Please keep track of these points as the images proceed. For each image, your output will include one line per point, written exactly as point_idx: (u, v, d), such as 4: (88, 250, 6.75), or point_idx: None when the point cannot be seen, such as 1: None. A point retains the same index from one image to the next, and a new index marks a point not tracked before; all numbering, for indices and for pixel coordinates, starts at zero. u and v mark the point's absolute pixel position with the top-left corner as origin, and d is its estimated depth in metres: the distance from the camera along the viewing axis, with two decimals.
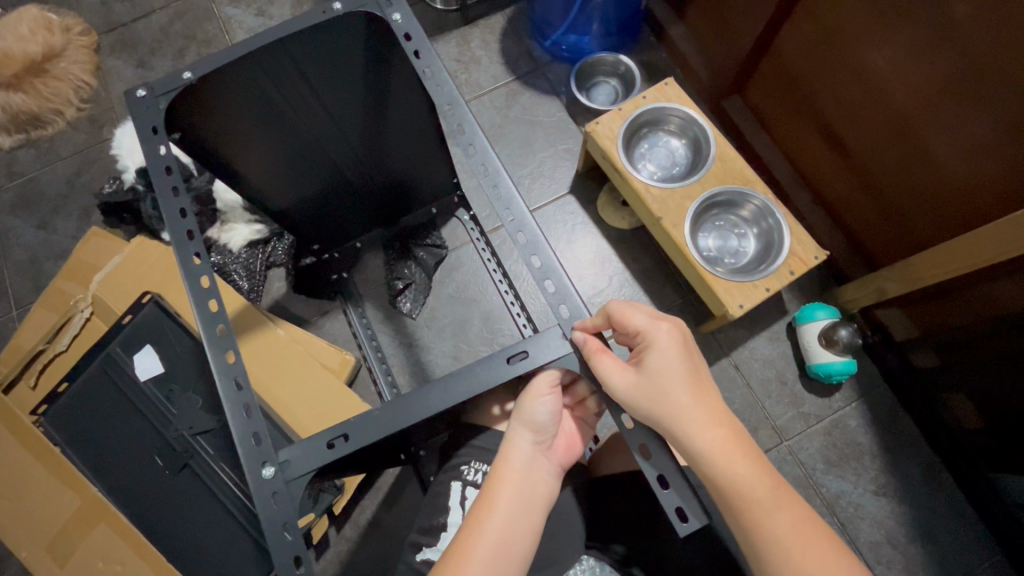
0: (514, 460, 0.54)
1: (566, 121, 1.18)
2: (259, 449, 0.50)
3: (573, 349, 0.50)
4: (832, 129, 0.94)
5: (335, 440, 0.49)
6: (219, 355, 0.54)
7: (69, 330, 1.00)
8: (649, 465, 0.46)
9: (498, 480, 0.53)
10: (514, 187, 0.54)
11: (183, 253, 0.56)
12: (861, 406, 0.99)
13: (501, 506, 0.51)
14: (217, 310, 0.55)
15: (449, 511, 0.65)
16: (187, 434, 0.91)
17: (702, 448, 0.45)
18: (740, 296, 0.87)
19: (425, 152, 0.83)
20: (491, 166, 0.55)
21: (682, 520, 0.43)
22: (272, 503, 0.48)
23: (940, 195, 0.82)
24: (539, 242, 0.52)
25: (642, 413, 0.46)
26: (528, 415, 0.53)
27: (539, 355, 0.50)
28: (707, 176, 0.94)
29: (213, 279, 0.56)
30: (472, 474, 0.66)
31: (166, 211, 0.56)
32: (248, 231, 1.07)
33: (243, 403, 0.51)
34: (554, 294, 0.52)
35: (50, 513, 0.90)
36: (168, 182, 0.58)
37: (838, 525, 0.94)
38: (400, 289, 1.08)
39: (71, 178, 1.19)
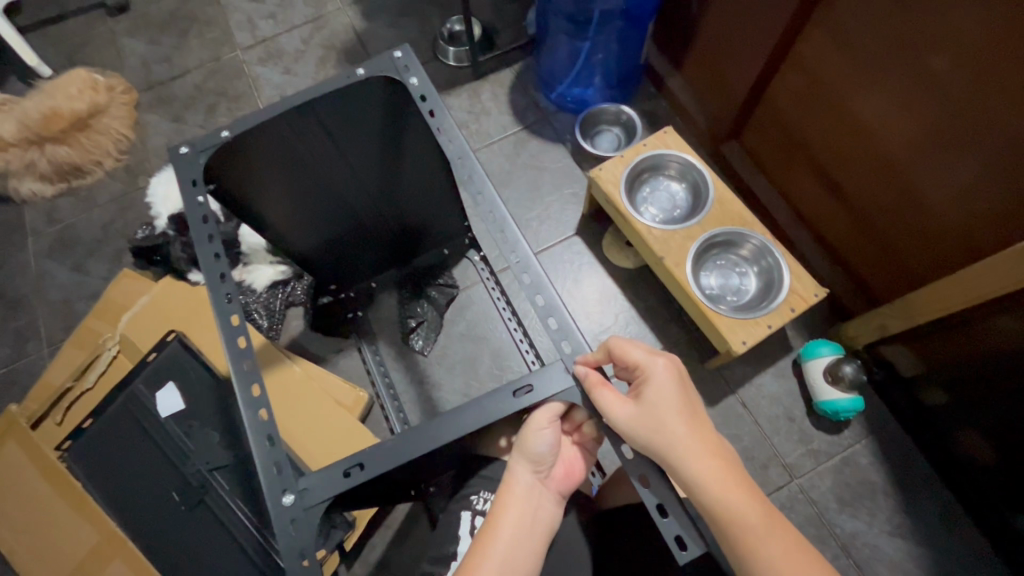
0: (516, 489, 0.56)
1: (572, 166, 1.24)
2: (279, 477, 0.52)
3: (576, 383, 0.53)
4: (827, 171, 0.98)
5: (352, 469, 0.52)
6: (246, 387, 0.57)
7: (97, 367, 1.05)
8: (649, 494, 0.48)
9: (500, 509, 0.55)
10: (520, 232, 0.58)
11: (215, 294, 0.61)
12: (871, 443, 0.99)
13: (503, 533, 0.53)
14: (245, 346, 0.59)
15: (458, 541, 0.67)
16: (204, 470, 0.93)
17: (697, 478, 0.47)
18: (742, 333, 0.90)
19: (437, 198, 0.88)
20: (499, 214, 0.59)
21: (682, 548, 0.46)
22: (291, 530, 0.51)
23: (932, 234, 0.85)
24: (543, 282, 0.56)
25: (641, 443, 0.49)
26: (529, 446, 0.55)
27: (544, 388, 0.53)
28: (707, 218, 0.98)
29: (242, 316, 0.60)
30: (480, 503, 0.68)
31: (201, 255, 0.62)
32: (272, 271, 1.13)
33: (266, 433, 0.54)
34: (557, 330, 0.55)
35: (70, 548, 0.93)
36: (205, 229, 0.63)
37: (854, 567, 0.93)
38: (412, 327, 1.11)
39: (106, 223, 1.27)
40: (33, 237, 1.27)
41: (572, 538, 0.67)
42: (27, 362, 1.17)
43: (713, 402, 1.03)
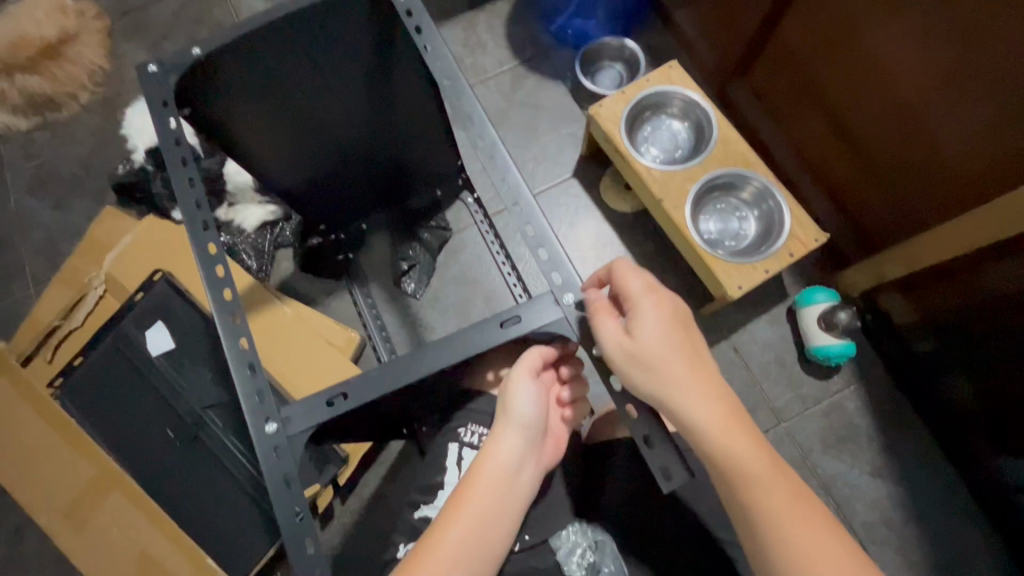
0: (504, 455, 0.56)
1: (571, 105, 1.19)
2: (262, 406, 0.52)
3: (564, 315, 0.53)
4: (835, 112, 0.94)
5: (335, 399, 0.51)
6: (225, 317, 0.55)
7: (84, 307, 1.03)
8: (635, 426, 0.50)
9: (482, 468, 0.55)
10: (510, 159, 0.58)
11: (192, 222, 0.58)
12: (860, 389, 1.00)
13: (481, 483, 0.54)
14: (223, 276, 0.57)
15: (445, 471, 0.67)
16: (197, 408, 0.94)
17: (686, 415, 0.47)
18: (738, 277, 0.88)
19: (428, 133, 0.84)
20: (488, 139, 0.59)
21: (666, 478, 0.47)
22: (271, 456, 0.51)
23: (943, 178, 0.82)
24: (533, 212, 0.56)
25: (633, 378, 0.48)
26: (514, 410, 0.57)
27: (531, 320, 0.52)
28: (709, 159, 0.94)
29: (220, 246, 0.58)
30: (468, 436, 0.68)
31: (176, 181, 0.58)
32: (263, 211, 1.10)
33: (249, 363, 0.53)
34: (546, 261, 0.54)
35: (69, 481, 0.94)
36: (178, 155, 0.60)
37: (834, 505, 0.95)
38: (404, 270, 1.09)
39: (85, 159, 1.22)
40: (10, 173, 1.23)
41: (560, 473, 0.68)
42: (13, 301, 1.15)
43: (705, 348, 1.03)
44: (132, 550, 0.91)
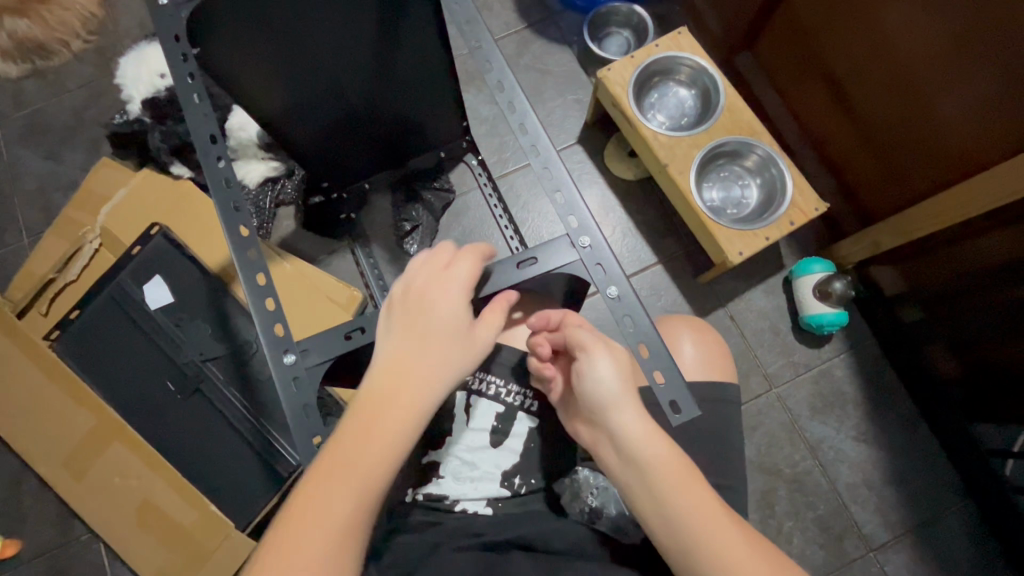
0: (421, 385, 0.48)
1: (577, 71, 1.18)
2: (282, 339, 0.58)
3: (578, 257, 0.57)
4: (839, 82, 0.94)
5: (353, 332, 0.58)
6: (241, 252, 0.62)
7: (79, 260, 1.01)
8: (646, 364, 0.53)
9: (385, 391, 0.48)
10: (529, 105, 0.61)
11: (208, 158, 0.65)
12: (849, 357, 1.03)
13: (364, 412, 0.47)
14: (247, 235, 0.63)
15: (452, 418, 0.64)
16: (198, 361, 0.94)
17: (640, 424, 0.50)
18: (740, 244, 0.90)
19: (435, 88, 0.84)
20: (507, 83, 0.62)
21: (676, 412, 0.52)
22: (293, 386, 0.56)
23: (941, 154, 0.83)
24: (552, 157, 0.60)
25: (607, 378, 0.51)
26: (453, 331, 0.50)
27: (546, 261, 0.58)
28: (715, 126, 0.95)
29: (233, 181, 0.65)
30: (477, 383, 0.65)
31: (192, 119, 0.66)
32: (266, 167, 1.09)
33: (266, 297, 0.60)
34: (562, 203, 0.58)
35: (68, 431, 0.94)
36: (199, 108, 0.67)
37: (819, 467, 0.98)
38: (407, 231, 1.10)
39: (79, 110, 1.19)
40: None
41: None
42: (5, 252, 1.13)
43: (701, 315, 1.05)
44: (133, 498, 0.92)
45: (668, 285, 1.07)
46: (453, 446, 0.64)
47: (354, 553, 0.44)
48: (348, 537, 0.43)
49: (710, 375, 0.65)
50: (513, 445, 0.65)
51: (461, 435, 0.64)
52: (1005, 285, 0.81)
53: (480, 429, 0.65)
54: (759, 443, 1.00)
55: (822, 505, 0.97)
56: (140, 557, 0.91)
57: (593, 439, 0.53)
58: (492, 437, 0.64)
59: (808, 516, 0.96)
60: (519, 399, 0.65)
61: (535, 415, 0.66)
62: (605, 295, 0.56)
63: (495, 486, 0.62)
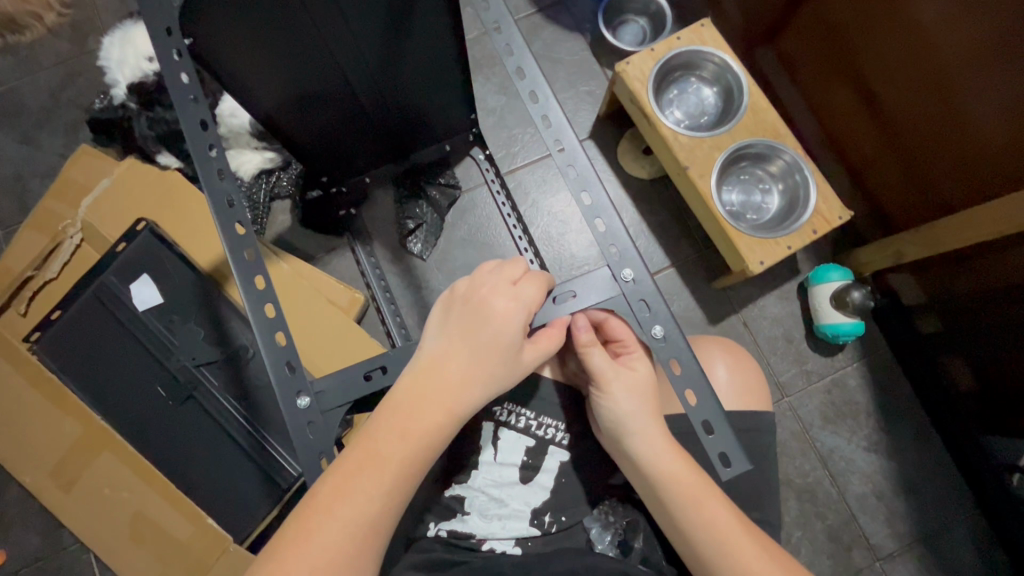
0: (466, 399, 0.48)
1: (590, 60, 1.12)
2: (293, 378, 0.56)
3: (619, 291, 0.54)
4: (867, 83, 0.90)
5: (374, 372, 0.56)
6: (247, 279, 0.59)
7: (59, 257, 0.95)
8: (694, 413, 0.51)
9: (432, 401, 0.47)
10: (566, 120, 0.58)
11: (205, 165, 0.60)
12: (862, 366, 1.01)
13: (399, 410, 0.47)
14: (253, 259, 0.59)
15: (480, 450, 0.65)
16: (191, 366, 0.89)
17: (652, 445, 0.53)
18: (761, 253, 0.86)
19: (445, 79, 0.78)
20: (542, 94, 0.58)
21: (726, 465, 0.50)
22: (308, 432, 0.54)
23: (982, 164, 0.79)
24: (589, 177, 0.57)
25: (621, 403, 0.55)
26: (508, 349, 0.49)
27: (585, 295, 0.55)
28: (738, 127, 0.90)
29: (234, 193, 0.60)
30: (505, 415, 0.65)
31: (185, 121, 0.60)
32: (260, 158, 1.02)
33: (275, 331, 0.57)
34: (603, 231, 0.56)
35: (55, 440, 0.90)
36: (193, 109, 0.61)
37: (829, 477, 0.98)
38: (410, 229, 1.04)
39: (55, 90, 1.11)
40: None
41: (584, 451, 0.66)
42: None
43: (715, 321, 1.02)
44: (126, 509, 0.88)
45: (682, 290, 1.03)
46: (481, 480, 0.64)
47: (377, 544, 0.46)
48: (373, 527, 0.45)
49: (746, 405, 0.63)
50: (543, 482, 0.65)
51: (490, 469, 0.65)
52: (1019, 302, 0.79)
53: (510, 464, 0.65)
54: None
55: (831, 515, 0.96)
56: (134, 569, 0.88)
57: (614, 450, 0.58)
58: (522, 473, 0.65)
59: (817, 526, 0.96)
60: (551, 433, 0.66)
61: (566, 450, 0.66)
62: (649, 335, 0.53)
63: (524, 525, 0.63)
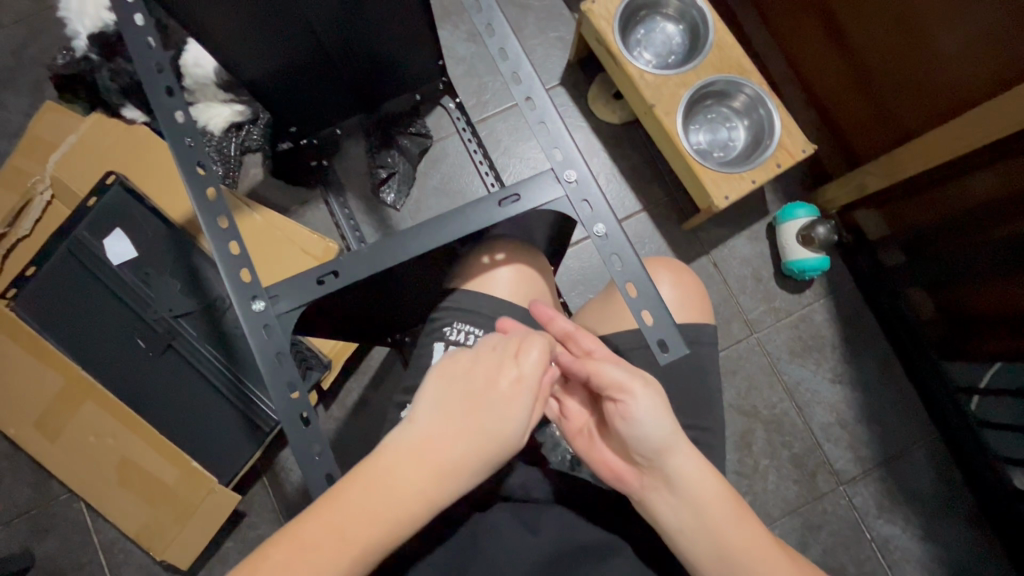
0: (453, 481, 0.45)
1: (559, 6, 1.11)
2: (249, 286, 0.56)
3: (565, 194, 0.56)
4: (831, 11, 0.89)
5: (325, 277, 0.56)
6: (198, 190, 0.59)
7: (30, 214, 0.95)
8: (635, 304, 0.54)
9: (413, 485, 0.44)
10: (510, 29, 0.58)
11: (154, 86, 0.60)
12: (829, 302, 1.04)
13: (374, 488, 0.44)
14: (205, 174, 0.60)
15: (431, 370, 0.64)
16: (169, 317, 0.91)
17: (693, 465, 0.51)
18: (726, 187, 0.88)
19: (412, 25, 0.78)
20: (485, 5, 0.58)
21: (664, 350, 0.53)
22: (264, 333, 0.55)
23: (943, 94, 0.80)
24: (535, 84, 0.58)
25: (660, 418, 0.51)
26: (502, 423, 0.46)
27: (530, 198, 0.55)
28: (703, 64, 0.91)
29: (186, 115, 0.60)
30: (455, 334, 0.64)
31: (134, 48, 0.60)
32: (230, 111, 1.01)
33: (230, 241, 0.58)
34: (547, 136, 0.57)
35: (37, 392, 0.91)
36: (140, 34, 0.61)
37: (796, 408, 1.01)
38: (382, 178, 1.05)
39: (17, 48, 1.09)
40: None
41: None
42: None
43: (685, 262, 1.04)
44: (111, 457, 0.90)
45: (652, 232, 1.05)
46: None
47: None
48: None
49: (688, 319, 0.64)
50: None
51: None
52: (994, 249, 0.81)
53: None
54: (739, 387, 1.02)
55: (797, 444, 1.00)
56: (122, 514, 0.91)
57: (640, 484, 0.52)
58: None
59: (784, 454, 1.00)
60: None
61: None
62: (593, 233, 0.55)
63: None
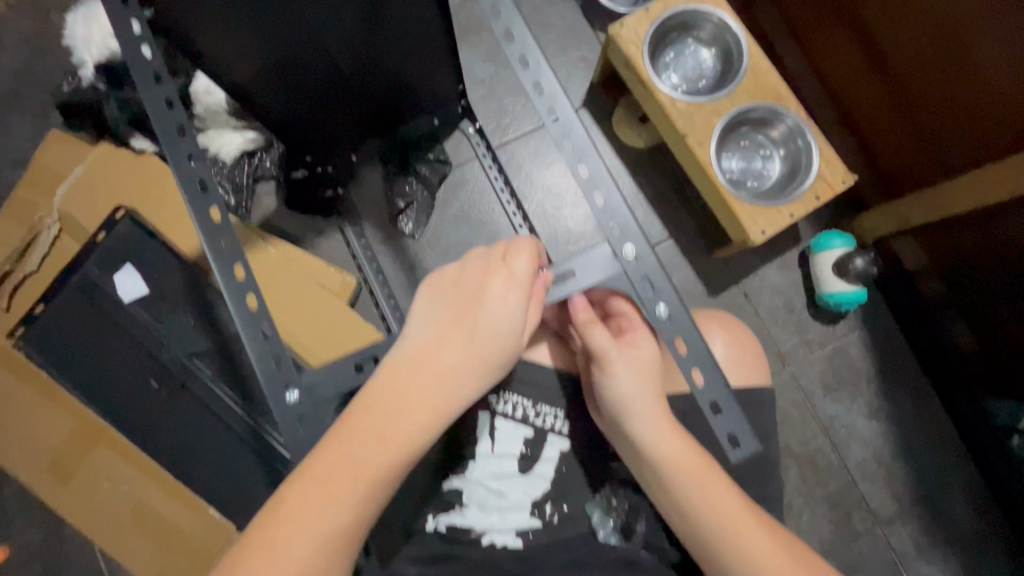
0: (458, 384, 0.49)
1: (581, 24, 1.07)
2: (282, 371, 0.55)
3: (620, 269, 0.54)
4: (870, 38, 0.85)
5: (364, 364, 0.58)
6: (226, 269, 0.57)
7: (38, 249, 0.92)
8: (702, 392, 0.52)
9: (418, 391, 0.48)
10: (560, 88, 0.57)
11: (171, 139, 0.56)
12: (864, 333, 1.00)
13: (378, 406, 0.47)
14: (230, 249, 0.57)
15: (477, 440, 0.64)
16: (182, 357, 0.87)
17: (653, 428, 0.53)
18: (763, 222, 0.83)
19: (431, 46, 0.73)
20: (535, 64, 0.57)
21: (734, 445, 0.52)
22: (300, 427, 0.55)
23: (995, 127, 0.75)
24: (588, 151, 0.57)
25: (625, 382, 0.53)
26: (495, 322, 0.50)
27: (585, 274, 0.55)
28: (738, 90, 0.86)
29: (203, 170, 0.56)
30: (501, 404, 0.65)
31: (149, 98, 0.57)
32: (243, 138, 0.97)
33: (260, 325, 0.56)
34: (602, 206, 0.56)
35: (48, 436, 0.88)
36: (156, 87, 0.58)
37: (830, 444, 0.98)
38: (401, 208, 1.01)
39: (20, 73, 1.05)
40: None
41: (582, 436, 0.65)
42: None
43: (716, 292, 1.01)
44: (125, 502, 0.87)
45: (680, 262, 1.01)
46: (478, 475, 0.63)
47: (353, 543, 0.47)
48: (345, 536, 0.46)
49: (744, 381, 0.63)
50: (543, 471, 0.64)
51: (487, 462, 0.64)
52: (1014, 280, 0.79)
53: (508, 455, 0.64)
54: None
55: (832, 482, 0.97)
56: (138, 561, 0.88)
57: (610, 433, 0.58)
58: (521, 463, 0.64)
59: (818, 492, 0.96)
60: (549, 420, 0.65)
61: (567, 438, 0.65)
62: (653, 314, 0.53)
63: (526, 517, 0.62)
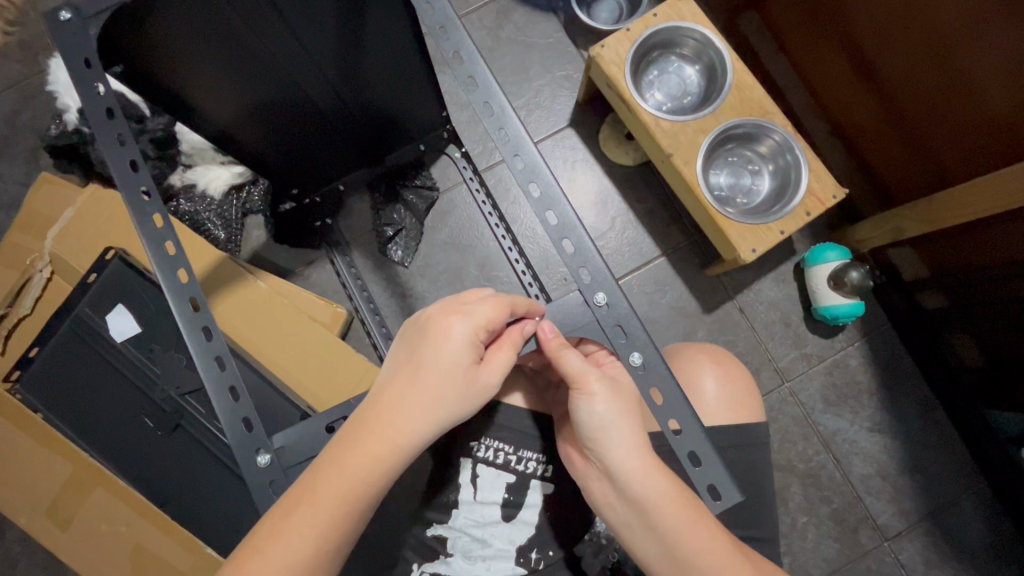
0: (406, 416, 0.46)
1: (565, 42, 1.06)
2: (251, 436, 0.55)
3: (595, 319, 0.54)
4: (860, 50, 0.84)
5: (335, 425, 0.60)
6: (195, 333, 0.55)
7: (30, 291, 0.92)
8: (681, 443, 0.51)
9: (373, 426, 0.46)
10: (525, 132, 0.54)
11: (129, 189, 0.54)
12: (863, 346, 0.98)
13: (340, 440, 0.47)
14: (199, 310, 0.55)
15: (459, 488, 0.67)
16: (174, 395, 0.86)
17: (638, 473, 0.48)
18: (751, 240, 0.82)
19: (410, 78, 0.72)
20: (498, 107, 0.55)
21: (715, 497, 0.50)
22: (271, 491, 0.54)
23: (993, 138, 0.73)
24: (556, 197, 0.54)
25: (610, 417, 0.49)
26: (448, 358, 0.48)
27: (563, 320, 0.55)
28: (722, 108, 0.85)
29: (166, 219, 0.55)
30: (483, 451, 0.67)
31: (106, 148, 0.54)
32: (228, 173, 0.95)
33: (230, 386, 0.55)
34: (574, 254, 0.54)
35: (44, 480, 0.88)
36: (113, 129, 0.54)
37: (833, 459, 0.96)
38: (390, 236, 1.01)
39: (10, 115, 1.06)
40: None
41: None
42: None
43: (710, 309, 0.99)
44: (121, 544, 0.87)
45: (673, 279, 1.00)
46: (462, 522, 0.66)
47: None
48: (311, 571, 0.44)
49: (738, 418, 0.67)
50: (527, 517, 0.67)
51: (471, 510, 0.67)
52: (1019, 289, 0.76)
53: (490, 503, 0.67)
54: (773, 440, 0.97)
55: (837, 499, 0.95)
56: None
57: (588, 473, 0.53)
58: (504, 510, 0.67)
59: (823, 510, 0.94)
60: (532, 467, 0.68)
61: (550, 483, 0.68)
62: (629, 363, 0.53)
63: (511, 564, 0.65)
